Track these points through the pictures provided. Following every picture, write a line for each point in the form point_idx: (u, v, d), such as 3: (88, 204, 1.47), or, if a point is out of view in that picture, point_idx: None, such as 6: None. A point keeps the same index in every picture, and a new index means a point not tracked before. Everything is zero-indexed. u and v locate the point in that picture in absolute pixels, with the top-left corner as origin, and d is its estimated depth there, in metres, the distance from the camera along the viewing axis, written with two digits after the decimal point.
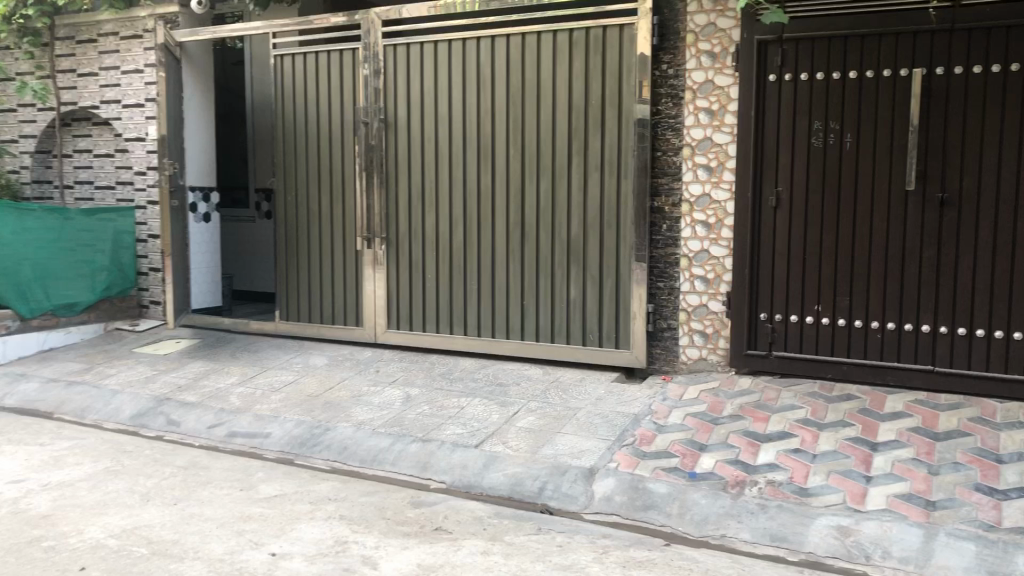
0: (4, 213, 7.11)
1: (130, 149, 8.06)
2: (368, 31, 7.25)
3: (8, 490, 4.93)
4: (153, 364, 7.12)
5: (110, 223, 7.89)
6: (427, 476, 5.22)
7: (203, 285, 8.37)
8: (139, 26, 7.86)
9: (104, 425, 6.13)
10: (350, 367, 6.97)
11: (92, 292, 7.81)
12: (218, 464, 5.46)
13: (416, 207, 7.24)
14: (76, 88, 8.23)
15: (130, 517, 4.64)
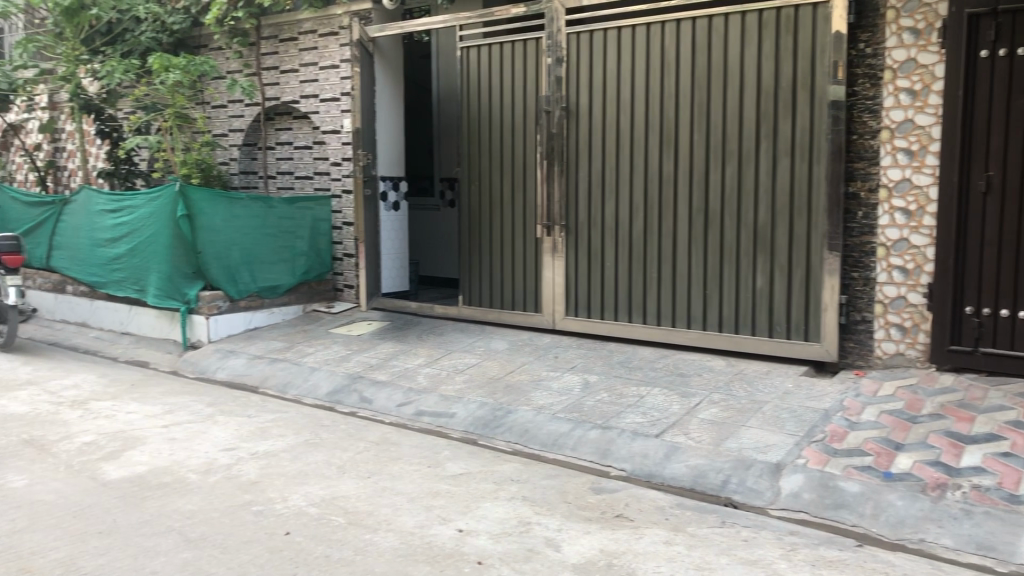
0: (215, 202, 7.70)
1: (327, 141, 8.52)
2: (552, 19, 7.31)
3: (222, 456, 5.34)
4: (346, 344, 7.51)
5: (308, 211, 8.40)
6: (607, 463, 5.22)
7: (392, 270, 8.72)
8: (336, 23, 8.29)
9: (304, 400, 6.52)
10: (530, 352, 7.08)
11: (292, 276, 8.31)
12: (407, 441, 5.70)
13: (596, 194, 7.24)
14: (279, 84, 8.77)
15: (329, 487, 4.93)
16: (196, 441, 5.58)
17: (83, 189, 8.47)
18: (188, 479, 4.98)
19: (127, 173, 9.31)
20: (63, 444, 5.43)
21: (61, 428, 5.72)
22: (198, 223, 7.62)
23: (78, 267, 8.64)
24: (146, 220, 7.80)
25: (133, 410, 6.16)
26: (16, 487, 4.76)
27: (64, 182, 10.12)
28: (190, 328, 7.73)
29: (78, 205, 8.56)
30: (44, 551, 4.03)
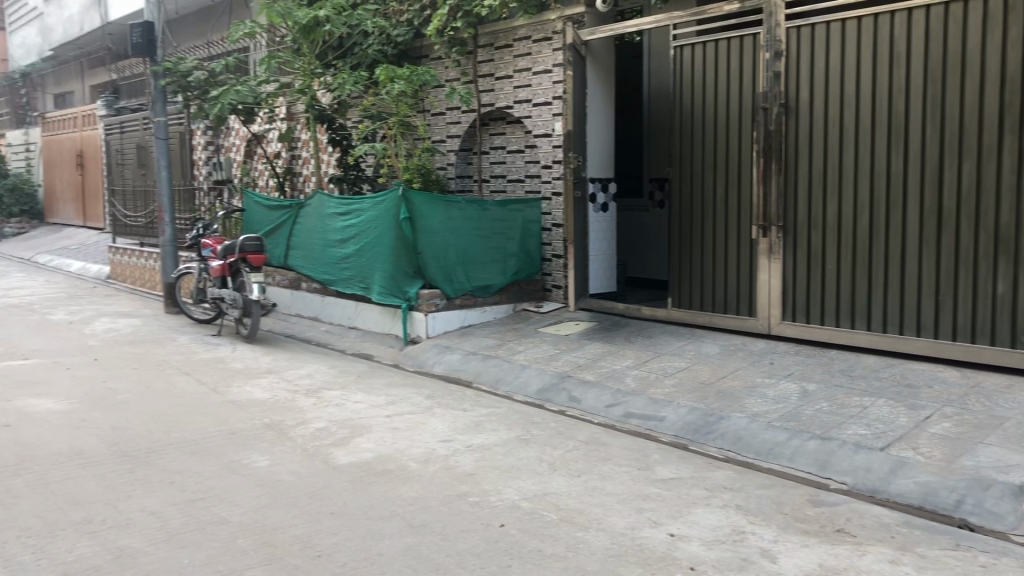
0: (434, 205, 8.08)
1: (539, 144, 8.69)
2: (771, 13, 7.09)
3: (440, 447, 5.58)
4: (556, 343, 7.64)
5: (519, 213, 8.59)
6: (826, 476, 4.99)
7: (601, 271, 8.79)
8: (549, 29, 8.44)
9: (515, 397, 6.69)
10: (743, 358, 6.90)
11: (504, 276, 8.54)
12: (616, 442, 5.72)
13: (818, 193, 6.95)
14: (494, 90, 9.04)
15: (541, 483, 5.03)
16: (417, 432, 5.87)
17: (317, 194, 9.15)
18: (409, 467, 5.25)
19: (355, 179, 9.92)
20: (299, 429, 5.88)
21: (297, 413, 6.20)
22: (419, 225, 8.02)
23: (311, 265, 9.32)
24: (372, 222, 8.33)
25: (359, 400, 6.56)
26: (260, 466, 5.21)
27: (299, 187, 10.92)
28: (410, 325, 8.13)
29: (313, 209, 9.25)
30: (284, 527, 4.38)
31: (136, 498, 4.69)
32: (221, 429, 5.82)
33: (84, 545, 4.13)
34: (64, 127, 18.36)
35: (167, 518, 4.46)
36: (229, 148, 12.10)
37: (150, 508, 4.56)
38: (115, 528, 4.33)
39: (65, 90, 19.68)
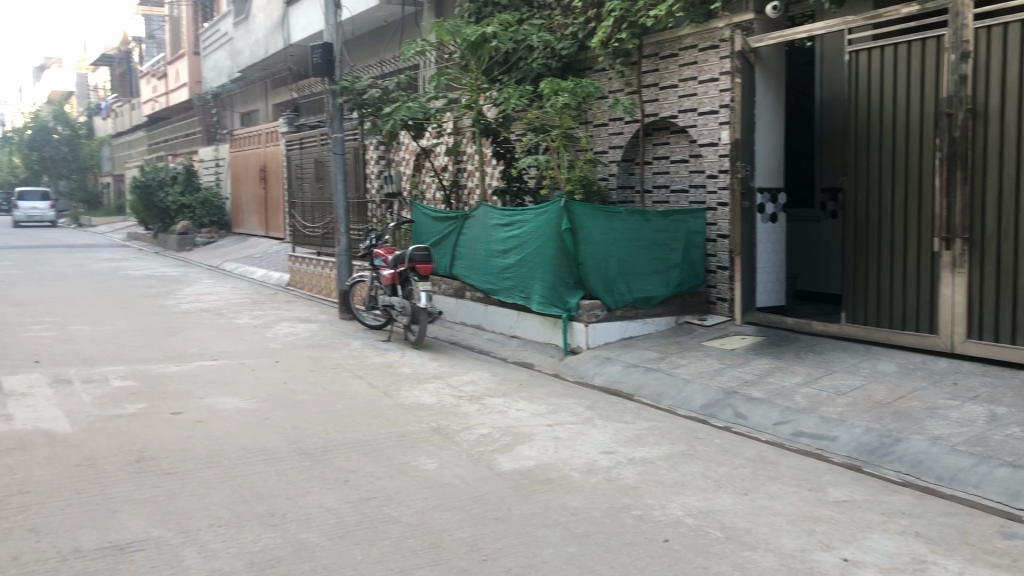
0: (595, 216, 8.11)
1: (704, 154, 8.55)
2: (957, 14, 6.69)
3: (602, 459, 5.58)
4: (720, 357, 7.48)
5: (683, 224, 8.47)
6: (1018, 507, 4.64)
7: (768, 284, 8.55)
8: (717, 36, 8.31)
9: (678, 410, 6.60)
10: (923, 377, 6.52)
11: (667, 287, 8.42)
12: (785, 461, 5.54)
13: (1009, 203, 6.51)
14: (658, 100, 8.98)
15: (706, 500, 4.93)
16: (579, 442, 5.89)
17: (482, 206, 9.37)
18: (571, 477, 5.27)
19: (518, 190, 10.10)
20: (465, 434, 6.03)
21: (462, 419, 6.36)
22: (581, 236, 8.08)
23: (476, 275, 9.53)
24: (534, 233, 8.47)
25: (522, 408, 6.66)
26: (427, 469, 5.37)
27: (464, 200, 11.20)
28: (571, 335, 8.18)
29: (477, 220, 9.48)
30: (451, 530, 4.50)
31: (315, 495, 4.94)
32: (391, 432, 6.05)
33: (268, 536, 4.38)
34: (249, 144, 19.68)
35: (343, 514, 4.67)
36: (399, 162, 12.61)
37: (327, 505, 4.79)
38: (295, 521, 4.57)
39: (250, 108, 21.07)
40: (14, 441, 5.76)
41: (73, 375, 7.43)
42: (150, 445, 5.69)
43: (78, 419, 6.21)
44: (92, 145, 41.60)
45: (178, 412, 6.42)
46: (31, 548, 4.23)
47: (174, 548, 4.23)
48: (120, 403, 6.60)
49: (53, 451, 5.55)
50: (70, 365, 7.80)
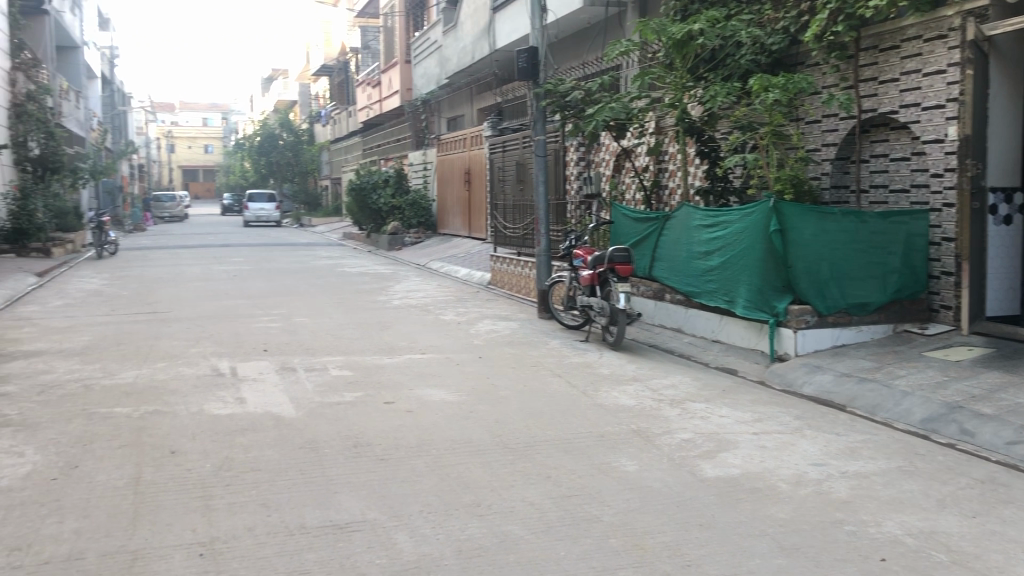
0: (807, 217, 7.81)
1: (928, 151, 8.00)
2: None
3: (812, 471, 5.35)
4: (943, 369, 6.97)
5: (903, 225, 8.00)
6: None
7: (999, 292, 7.93)
8: (944, 26, 7.76)
9: (895, 424, 6.21)
10: None
11: (884, 293, 7.95)
12: (1020, 484, 5.08)
13: None
14: (877, 95, 8.50)
15: (928, 520, 4.61)
16: (787, 452, 5.68)
17: (684, 207, 9.26)
18: (779, 487, 5.09)
19: (722, 190, 9.89)
20: (666, 438, 5.96)
21: (664, 423, 6.29)
22: (790, 237, 7.79)
23: (676, 277, 9.42)
24: (740, 234, 8.27)
25: (726, 414, 6.50)
26: (628, 470, 5.35)
27: (665, 200, 11.09)
28: (778, 341, 7.86)
29: (679, 221, 9.38)
30: (653, 533, 4.46)
31: (518, 489, 5.04)
32: (592, 431, 6.07)
33: (474, 526, 4.52)
34: (455, 147, 20.41)
35: (545, 510, 4.74)
36: (599, 163, 12.64)
37: (530, 499, 4.88)
38: (500, 514, 4.69)
39: (456, 113, 21.83)
40: (247, 422, 6.26)
41: (297, 364, 7.99)
42: (366, 432, 6.02)
43: (302, 404, 6.67)
44: (313, 151, 44.55)
45: (391, 402, 6.75)
46: (262, 521, 4.58)
47: (388, 531, 4.45)
48: (338, 392, 7.02)
49: (280, 433, 5.99)
50: (295, 354, 8.40)
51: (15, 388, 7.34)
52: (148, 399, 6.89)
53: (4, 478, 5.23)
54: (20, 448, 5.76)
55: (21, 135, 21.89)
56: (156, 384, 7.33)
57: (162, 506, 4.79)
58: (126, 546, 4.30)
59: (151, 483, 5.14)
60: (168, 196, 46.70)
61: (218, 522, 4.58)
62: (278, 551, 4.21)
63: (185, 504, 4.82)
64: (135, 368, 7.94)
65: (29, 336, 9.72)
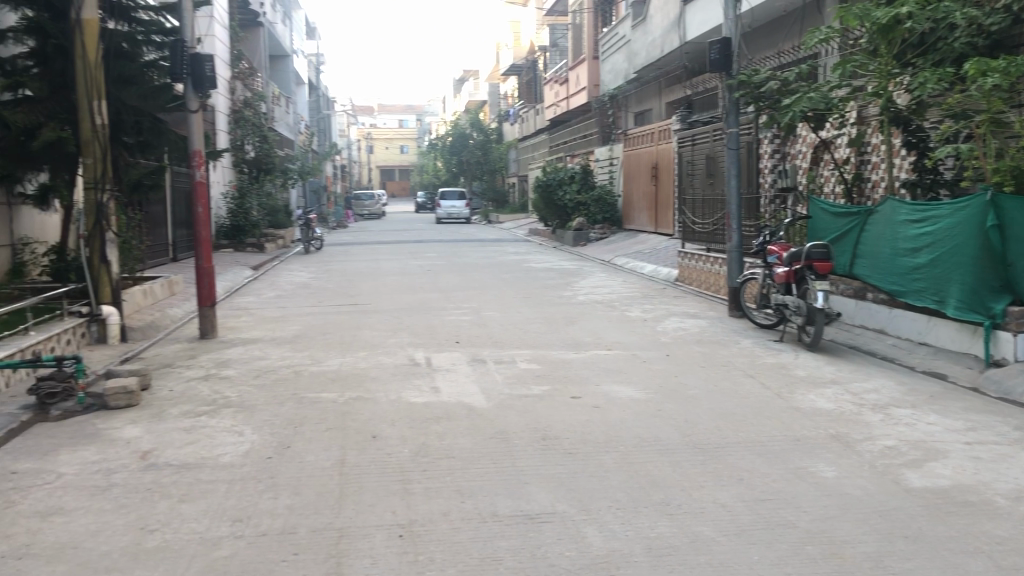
0: None
1: None
2: None
3: None
4: None
5: None
6: None
7: None
8: None
9: None
10: None
11: None
12: None
13: None
14: None
15: None
16: (1005, 465, 5.25)
17: (889, 200, 8.78)
18: (996, 503, 4.71)
19: (931, 183, 9.28)
20: (867, 444, 5.66)
21: (865, 428, 5.98)
22: (1009, 232, 7.31)
23: (879, 275, 8.93)
24: (951, 231, 7.75)
25: (935, 422, 6.10)
26: (827, 477, 5.13)
27: (868, 194, 10.42)
28: (994, 345, 7.26)
29: (883, 215, 8.91)
30: (853, 542, 4.26)
31: (709, 490, 4.95)
32: (787, 434, 5.86)
33: (664, 524, 4.48)
34: (643, 142, 20.27)
35: (738, 513, 4.63)
36: (795, 155, 12.18)
37: (721, 501, 4.78)
38: (691, 514, 4.62)
39: (644, 107, 21.68)
40: (441, 411, 6.50)
41: (487, 356, 8.22)
42: (554, 425, 6.10)
43: (493, 395, 6.85)
44: (501, 149, 45.50)
45: (578, 396, 6.81)
46: (457, 507, 4.74)
47: (577, 525, 4.49)
48: (527, 385, 7.16)
49: (473, 422, 6.19)
50: (485, 346, 8.64)
51: (235, 371, 8.00)
52: (351, 386, 7.30)
53: (227, 454, 5.71)
54: (240, 428, 6.27)
55: (239, 139, 23.74)
56: (357, 372, 7.76)
57: (365, 488, 5.06)
58: (333, 523, 4.58)
59: (354, 465, 5.44)
60: (367, 194, 49.14)
61: (416, 505, 4.78)
62: (472, 538, 4.35)
63: (385, 487, 5.07)
64: (339, 357, 8.43)
65: (246, 325, 10.54)
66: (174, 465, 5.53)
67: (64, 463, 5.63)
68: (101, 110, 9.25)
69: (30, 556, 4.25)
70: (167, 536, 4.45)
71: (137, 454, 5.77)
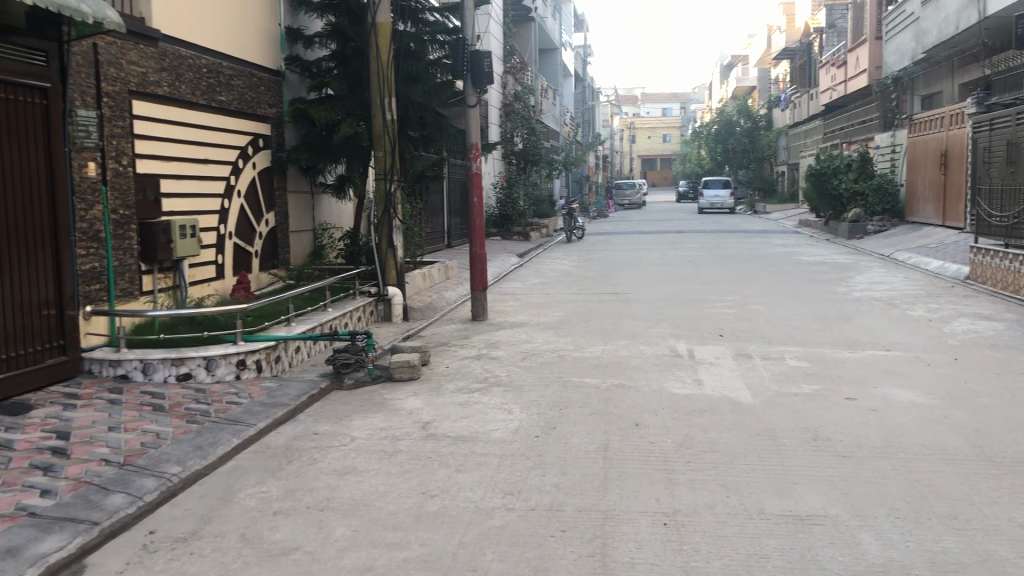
0: None
1: None
2: None
3: None
4: None
5: None
6: None
7: None
8: None
9: None
10: None
11: None
12: None
13: None
14: None
15: None
16: None
17: None
18: None
19: None
20: None
21: None
22: None
23: None
24: None
25: None
26: None
27: None
28: None
29: None
30: None
31: (1004, 507, 4.53)
32: None
33: (951, 539, 4.17)
34: (931, 127, 18.72)
35: None
36: None
37: (1019, 520, 4.35)
38: (982, 531, 4.26)
39: (931, 91, 20.07)
40: (705, 404, 6.45)
41: (753, 351, 8.02)
42: (825, 426, 5.85)
43: (759, 392, 6.67)
44: (770, 136, 43.79)
45: (853, 398, 6.47)
46: (722, 501, 4.69)
47: (851, 530, 4.28)
48: (796, 383, 6.92)
49: (739, 418, 6.08)
50: (751, 341, 8.42)
51: (504, 353, 8.39)
52: (614, 373, 7.42)
53: (498, 430, 6.02)
54: (509, 406, 6.58)
55: (509, 131, 24.73)
56: (621, 360, 7.88)
57: (630, 473, 5.14)
58: (598, 505, 4.70)
59: (618, 451, 5.53)
60: (629, 184, 49.34)
61: (680, 495, 4.79)
62: (738, 533, 4.29)
63: (649, 474, 5.12)
64: (601, 344, 8.58)
65: (514, 309, 11.01)
66: (452, 436, 5.92)
67: (356, 428, 6.21)
68: (391, 106, 10.04)
69: (330, 509, 4.73)
70: (446, 503, 4.78)
71: (418, 425, 6.23)
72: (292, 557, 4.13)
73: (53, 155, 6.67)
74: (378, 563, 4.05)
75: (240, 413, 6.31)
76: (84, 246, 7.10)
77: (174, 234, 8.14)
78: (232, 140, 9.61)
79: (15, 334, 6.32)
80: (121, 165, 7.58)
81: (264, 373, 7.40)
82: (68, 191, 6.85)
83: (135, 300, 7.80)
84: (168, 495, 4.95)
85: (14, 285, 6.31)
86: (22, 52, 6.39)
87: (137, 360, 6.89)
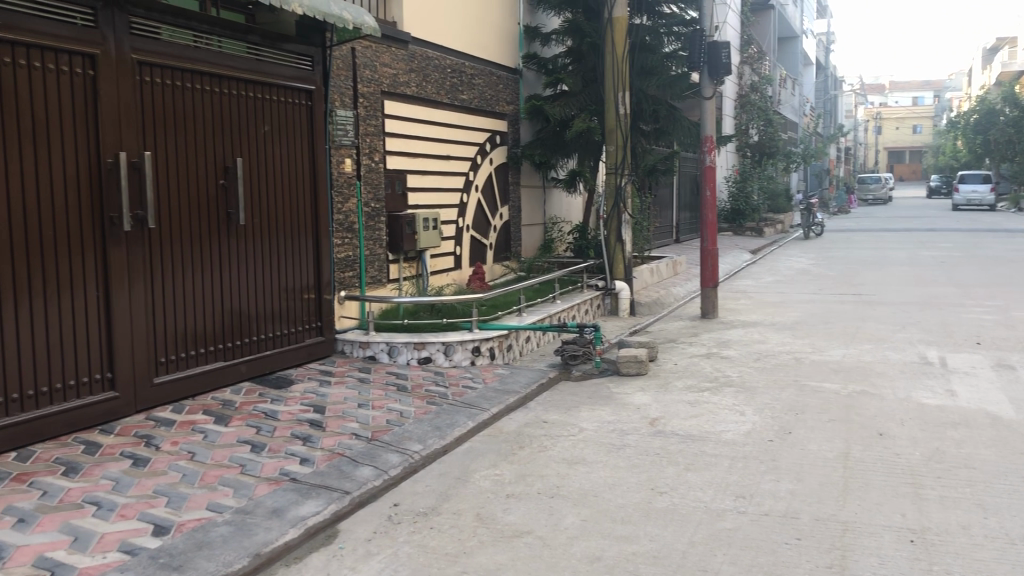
0: None
1: None
2: None
3: None
4: None
5: None
6: None
7: None
8: None
9: None
10: None
11: None
12: None
13: None
14: None
15: None
16: None
17: None
18: None
19: None
20: None
21: None
22: None
23: None
24: None
25: None
26: None
27: None
28: None
29: None
30: None
31: None
32: None
33: None
34: None
35: None
36: None
37: None
38: None
39: None
40: (960, 416, 5.97)
41: (1016, 362, 7.31)
42: None
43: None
44: None
45: None
46: (979, 522, 4.33)
47: None
48: None
49: (998, 434, 5.58)
50: (1014, 351, 7.69)
51: (735, 352, 8.19)
52: (856, 379, 7.04)
53: (730, 432, 5.89)
54: (741, 407, 6.41)
55: (744, 123, 24.04)
56: (863, 365, 7.45)
57: (871, 485, 4.86)
58: (837, 515, 4.48)
59: (859, 461, 5.25)
60: (874, 178, 46.39)
61: (928, 512, 4.48)
62: (997, 558, 3.94)
63: (895, 488, 4.81)
64: (842, 347, 8.17)
65: (745, 307, 10.72)
66: (681, 434, 5.87)
67: (584, 419, 6.31)
68: (625, 100, 10.06)
69: (560, 496, 4.84)
70: (676, 500, 4.74)
71: (647, 420, 6.23)
72: (525, 540, 4.26)
73: (315, 152, 7.26)
74: (608, 553, 4.10)
75: (475, 398, 6.59)
76: (340, 236, 7.69)
77: (418, 226, 8.63)
78: (472, 137, 10.03)
79: (281, 316, 6.95)
80: (373, 161, 8.13)
81: (497, 361, 7.69)
82: (327, 185, 7.44)
83: (383, 287, 8.36)
84: (410, 470, 5.26)
85: (281, 271, 6.95)
86: (292, 58, 6.98)
87: (384, 343, 7.37)
